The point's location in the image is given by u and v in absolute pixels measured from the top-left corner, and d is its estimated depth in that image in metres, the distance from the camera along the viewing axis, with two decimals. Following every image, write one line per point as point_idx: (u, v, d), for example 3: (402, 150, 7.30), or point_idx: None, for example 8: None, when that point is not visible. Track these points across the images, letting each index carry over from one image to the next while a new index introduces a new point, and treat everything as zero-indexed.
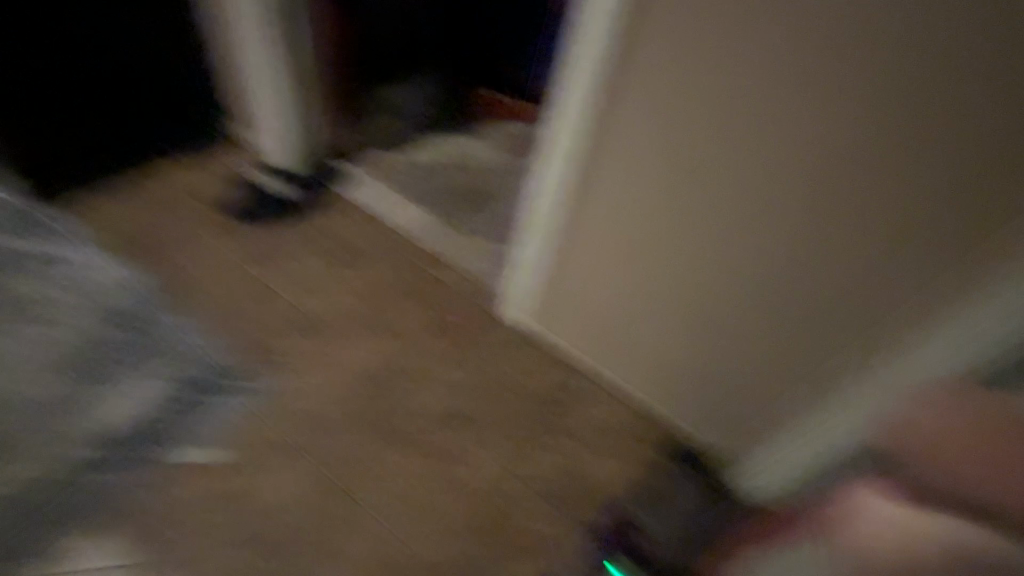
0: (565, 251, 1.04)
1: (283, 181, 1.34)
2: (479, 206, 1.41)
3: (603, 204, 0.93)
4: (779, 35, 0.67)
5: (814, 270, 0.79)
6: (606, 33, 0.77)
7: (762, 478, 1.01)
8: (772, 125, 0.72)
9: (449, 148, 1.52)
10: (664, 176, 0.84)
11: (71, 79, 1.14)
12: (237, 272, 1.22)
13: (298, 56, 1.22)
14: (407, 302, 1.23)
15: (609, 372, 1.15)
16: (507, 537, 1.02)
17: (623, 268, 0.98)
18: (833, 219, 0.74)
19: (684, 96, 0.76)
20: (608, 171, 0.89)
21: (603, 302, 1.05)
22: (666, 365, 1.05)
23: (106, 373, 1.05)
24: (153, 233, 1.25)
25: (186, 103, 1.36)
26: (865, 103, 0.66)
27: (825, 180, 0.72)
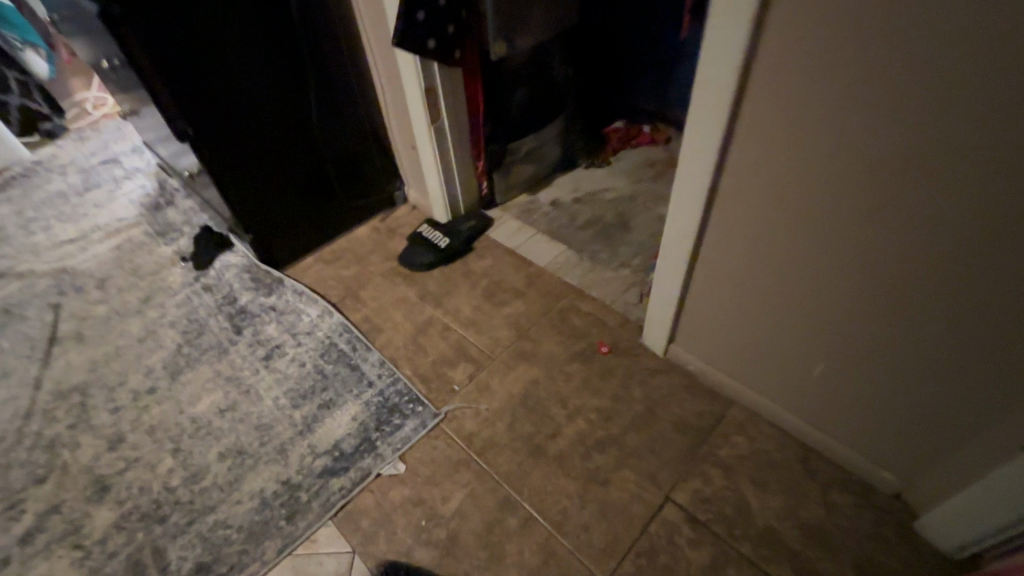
0: (703, 275, 1.07)
1: (442, 234, 1.63)
2: (619, 241, 1.62)
3: (740, 225, 0.94)
4: (889, 69, 0.65)
5: (969, 302, 0.74)
6: (728, 61, 0.76)
7: (970, 536, 0.88)
8: (915, 139, 0.67)
9: (588, 185, 1.85)
10: (808, 207, 0.83)
11: (283, 161, 1.52)
12: (417, 311, 1.48)
13: (459, 131, 1.55)
14: (554, 332, 1.37)
15: (763, 397, 1.14)
16: (678, 561, 0.98)
17: (767, 287, 0.97)
18: (985, 232, 0.68)
19: (812, 131, 0.75)
20: (741, 192, 0.90)
21: (750, 322, 1.05)
22: (824, 392, 1.02)
23: (321, 396, 1.28)
24: (355, 282, 1.58)
25: (375, 180, 1.76)
26: (982, 134, 0.62)
27: (970, 209, 0.67)
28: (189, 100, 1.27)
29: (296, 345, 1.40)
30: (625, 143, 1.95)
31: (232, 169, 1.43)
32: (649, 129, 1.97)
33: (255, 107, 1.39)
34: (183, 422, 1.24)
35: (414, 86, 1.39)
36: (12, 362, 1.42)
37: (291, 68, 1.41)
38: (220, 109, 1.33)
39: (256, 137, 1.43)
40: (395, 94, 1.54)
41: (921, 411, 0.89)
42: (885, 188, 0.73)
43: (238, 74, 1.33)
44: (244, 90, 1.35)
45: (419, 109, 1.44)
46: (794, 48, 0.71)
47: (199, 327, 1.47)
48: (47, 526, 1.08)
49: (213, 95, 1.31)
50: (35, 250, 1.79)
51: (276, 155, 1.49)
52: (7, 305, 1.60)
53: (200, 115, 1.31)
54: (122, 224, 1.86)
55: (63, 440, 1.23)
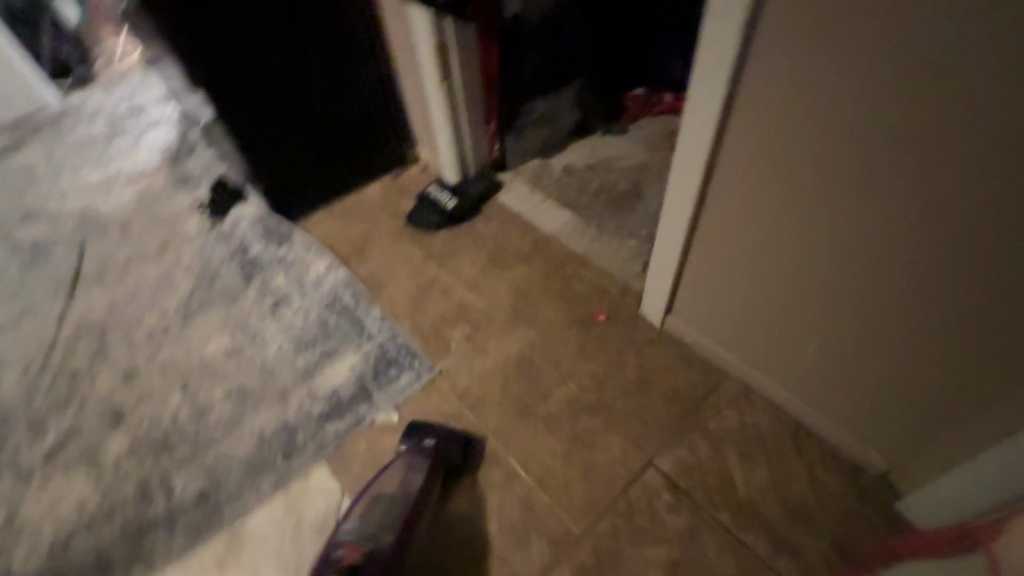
0: (701, 248, 1.04)
1: (450, 195, 1.62)
2: (629, 211, 1.60)
3: (739, 200, 0.90)
4: (895, 49, 0.60)
5: (963, 295, 0.72)
6: (729, 27, 0.71)
7: (933, 508, 0.90)
8: (918, 122, 0.63)
9: (602, 153, 1.81)
10: (805, 188, 0.79)
11: (294, 113, 1.52)
12: (421, 271, 1.49)
13: (471, 92, 1.52)
14: (554, 297, 1.38)
15: (754, 373, 1.13)
16: (651, 523, 1.01)
17: (764, 264, 0.95)
18: (984, 225, 0.64)
19: (810, 110, 0.71)
20: (740, 165, 0.85)
21: (746, 297, 1.03)
22: (815, 372, 1.01)
23: (322, 347, 1.31)
24: (363, 239, 1.61)
25: (387, 138, 1.75)
26: (985, 123, 0.58)
27: (969, 200, 0.64)
28: (194, 40, 1.27)
29: (301, 297, 1.44)
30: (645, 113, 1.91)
31: (243, 118, 1.44)
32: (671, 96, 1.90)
33: (263, 55, 1.38)
34: (193, 362, 1.31)
35: (426, 41, 1.37)
36: (40, 297, 1.51)
37: (299, 16, 1.38)
38: (229, 54, 1.33)
39: (265, 87, 1.43)
40: (407, 49, 1.51)
41: (913, 395, 0.87)
42: (888, 168, 0.69)
43: (246, 19, 1.31)
44: (250, 37, 1.34)
45: (430, 65, 1.42)
46: (799, 16, 0.65)
47: (212, 274, 1.52)
48: (65, 448, 1.17)
49: (223, 44, 1.31)
50: (64, 193, 1.87)
51: (285, 107, 1.49)
52: (37, 243, 1.68)
53: (211, 66, 1.32)
54: (145, 171, 1.92)
55: (83, 372, 1.31)
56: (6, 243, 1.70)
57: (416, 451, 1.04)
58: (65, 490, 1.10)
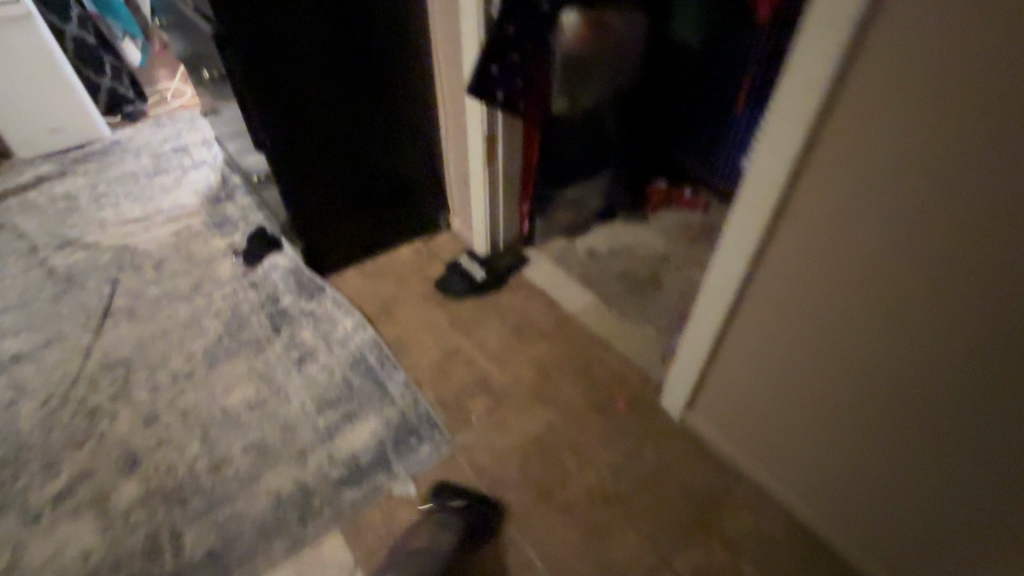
0: (733, 339, 1.07)
1: (479, 266, 1.70)
2: (650, 298, 1.67)
3: (778, 295, 0.94)
4: (929, 206, 0.70)
5: (983, 426, 0.77)
6: (778, 165, 0.81)
7: None
8: (946, 268, 0.71)
9: (624, 239, 1.91)
10: (835, 311, 0.87)
11: (344, 177, 1.61)
12: (447, 338, 1.53)
13: (510, 173, 1.62)
14: (574, 379, 1.41)
15: (768, 477, 1.16)
16: None
17: (797, 358, 0.97)
18: (1005, 365, 0.71)
19: (847, 244, 0.80)
20: (782, 263, 0.90)
21: (775, 391, 1.05)
22: (831, 483, 1.04)
23: (344, 407, 1.33)
24: (391, 300, 1.66)
25: (422, 205, 1.84)
26: (1007, 280, 0.66)
27: (993, 341, 0.71)
28: (265, 106, 1.37)
29: (326, 353, 1.47)
30: (666, 205, 2.02)
31: (295, 176, 1.52)
32: (691, 192, 2.03)
33: (323, 123, 1.48)
34: (215, 410, 1.31)
35: (476, 127, 1.48)
36: (69, 328, 1.53)
37: (363, 92, 1.50)
38: (294, 120, 1.43)
39: (320, 152, 1.52)
40: (456, 130, 1.63)
41: (948, 501, 0.87)
42: (931, 277, 0.73)
43: (316, 92, 1.43)
44: (316, 106, 1.45)
45: (478, 148, 1.53)
46: (844, 165, 0.75)
47: (241, 321, 1.56)
48: (76, 490, 1.16)
49: (289, 113, 1.41)
50: (102, 224, 1.92)
51: (335, 170, 1.58)
52: (71, 273, 1.72)
53: (276, 130, 1.41)
54: (184, 211, 1.98)
55: (103, 410, 1.31)
56: (41, 269, 1.74)
57: (449, 511, 1.10)
58: (72, 536, 1.09)
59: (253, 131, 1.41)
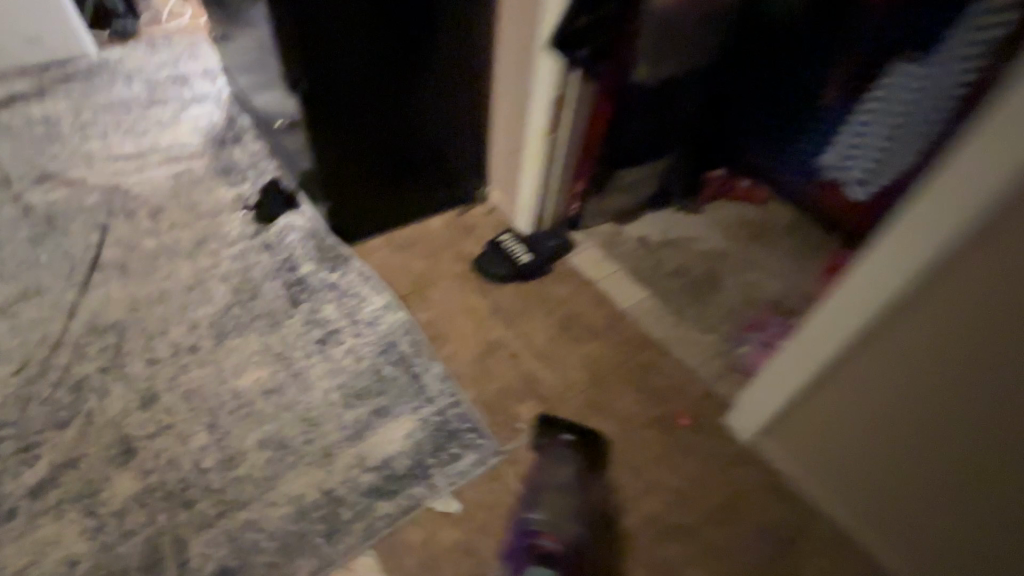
0: (855, 360, 0.93)
1: (525, 248, 1.52)
2: (708, 301, 1.53)
3: (925, 329, 0.82)
4: None
5: None
6: (980, 189, 0.68)
7: None
8: None
9: (677, 230, 1.75)
10: (993, 365, 0.76)
11: (382, 131, 1.38)
12: (487, 328, 1.37)
13: (571, 146, 1.43)
14: (631, 388, 1.27)
15: (841, 514, 1.08)
16: None
17: (931, 398, 0.85)
18: None
19: None
20: (961, 284, 0.75)
21: (896, 423, 0.92)
22: (920, 533, 0.96)
23: (375, 402, 1.17)
24: (425, 278, 1.47)
25: (461, 172, 1.63)
26: None
27: None
28: (305, 37, 1.12)
29: (352, 335, 1.29)
30: (721, 195, 1.89)
31: (328, 124, 1.29)
32: (748, 183, 1.90)
33: (369, 65, 1.24)
34: (223, 394, 1.14)
35: (546, 90, 1.28)
36: (49, 280, 1.31)
37: (419, 34, 1.27)
38: (336, 58, 1.19)
39: (360, 100, 1.29)
40: (515, 90, 1.41)
41: None
42: None
43: (366, 26, 1.18)
44: (364, 45, 1.21)
45: (541, 115, 1.33)
46: None
47: (252, 288, 1.36)
48: (60, 480, 0.98)
49: (327, 54, 1.18)
50: (89, 159, 1.67)
51: (373, 124, 1.35)
52: (51, 213, 1.48)
53: (314, 71, 1.18)
54: (184, 152, 1.73)
55: (91, 384, 1.12)
56: (15, 205, 1.50)
57: (560, 446, 1.11)
58: (55, 538, 0.92)
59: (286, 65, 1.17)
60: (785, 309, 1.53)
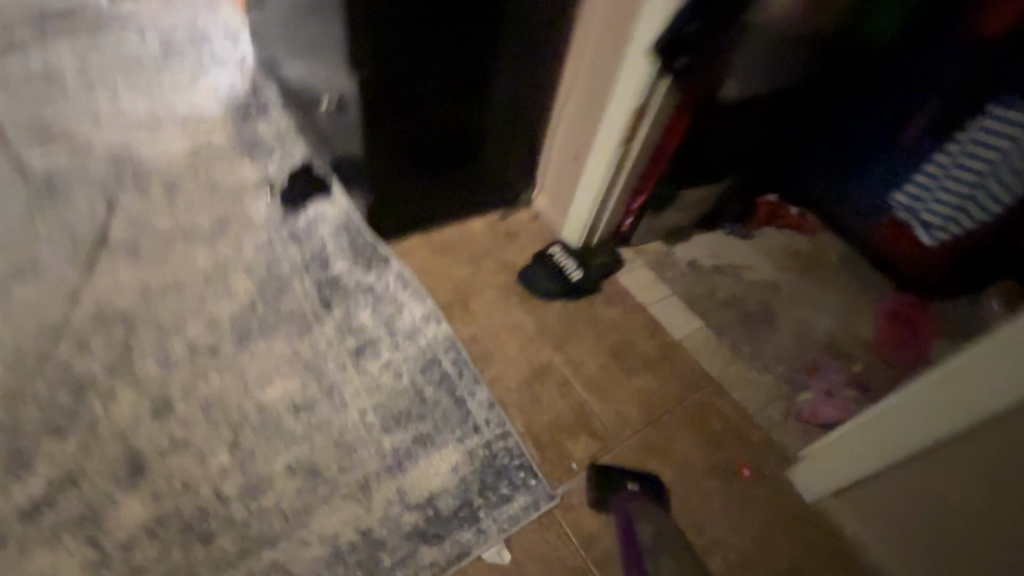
0: (971, 442, 0.84)
1: (576, 263, 1.40)
2: (762, 337, 1.44)
3: None
4: None
5: None
6: None
7: None
8: None
9: (728, 256, 1.65)
10: None
11: (436, 114, 1.24)
12: (535, 349, 1.25)
13: (639, 159, 1.31)
14: (689, 430, 1.18)
15: None
16: None
17: None
18: None
19: None
20: None
21: (993, 516, 0.84)
22: None
23: (416, 428, 1.05)
24: (466, 287, 1.35)
25: (509, 173, 1.50)
26: None
27: None
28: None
29: (390, 348, 1.16)
30: (769, 223, 1.76)
31: (382, 100, 1.14)
32: (797, 212, 1.77)
33: (439, 50, 1.12)
34: (248, 408, 1.00)
35: (636, 86, 1.15)
36: (48, 257, 1.16)
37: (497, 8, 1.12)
38: (409, 36, 1.07)
39: (423, 75, 1.14)
40: (592, 83, 1.28)
41: None
42: None
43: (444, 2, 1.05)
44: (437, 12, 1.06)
45: (622, 113, 1.20)
46: None
47: (280, 285, 1.22)
48: (60, 502, 0.85)
49: (403, 33, 1.06)
50: (96, 118, 1.49)
51: (428, 104, 1.21)
52: (53, 179, 1.31)
53: (384, 50, 1.07)
54: (203, 122, 1.56)
55: (96, 386, 0.98)
56: (10, 166, 1.33)
57: (619, 500, 1.02)
58: (52, 572, 0.80)
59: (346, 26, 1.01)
60: (840, 351, 1.45)
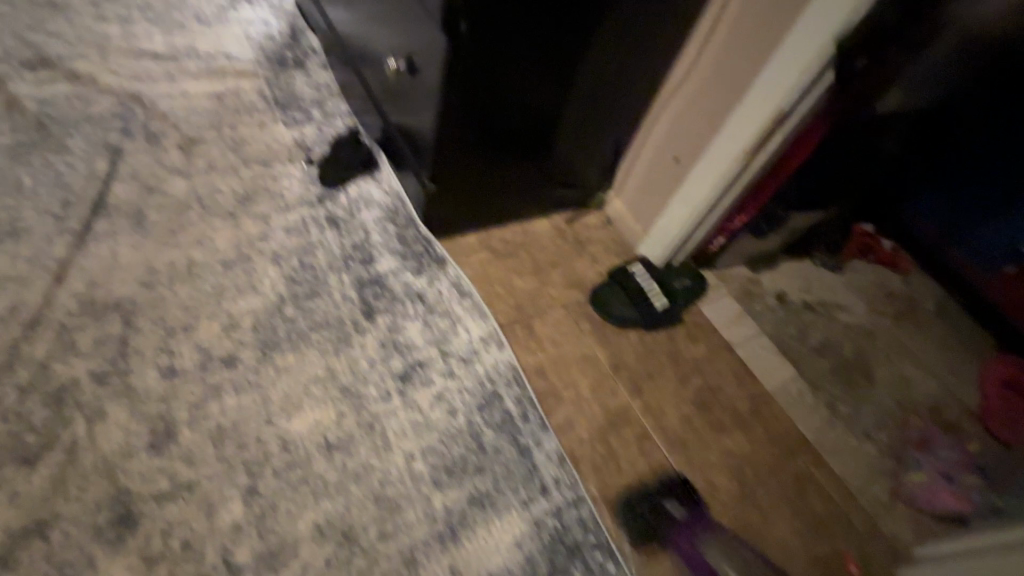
0: None
1: (658, 288, 1.18)
2: (862, 395, 1.24)
3: None
4: None
5: None
6: None
7: None
8: None
9: (820, 288, 1.41)
10: None
11: (527, 86, 1.00)
12: (608, 390, 1.05)
13: (759, 173, 1.10)
14: (784, 509, 1.01)
15: None
16: None
17: None
18: None
19: None
20: None
21: None
22: None
23: (474, 485, 0.85)
24: (531, 303, 1.14)
25: (586, 171, 1.27)
26: None
27: None
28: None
29: (441, 374, 0.95)
30: (858, 254, 1.50)
31: (472, 54, 0.89)
32: (891, 245, 1.52)
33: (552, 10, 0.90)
34: (269, 442, 0.80)
35: (807, 66, 0.91)
36: (31, 217, 0.92)
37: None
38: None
39: (525, 38, 0.91)
40: (724, 63, 1.02)
41: None
42: None
43: None
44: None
45: (764, 113, 0.98)
46: None
47: (314, 281, 1.00)
48: (20, 560, 0.65)
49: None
50: (102, 46, 1.23)
51: (522, 71, 0.97)
52: (43, 115, 1.07)
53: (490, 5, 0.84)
54: (230, 66, 1.30)
55: (78, 398, 0.76)
56: None
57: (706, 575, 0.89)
58: None
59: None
60: (946, 421, 1.24)
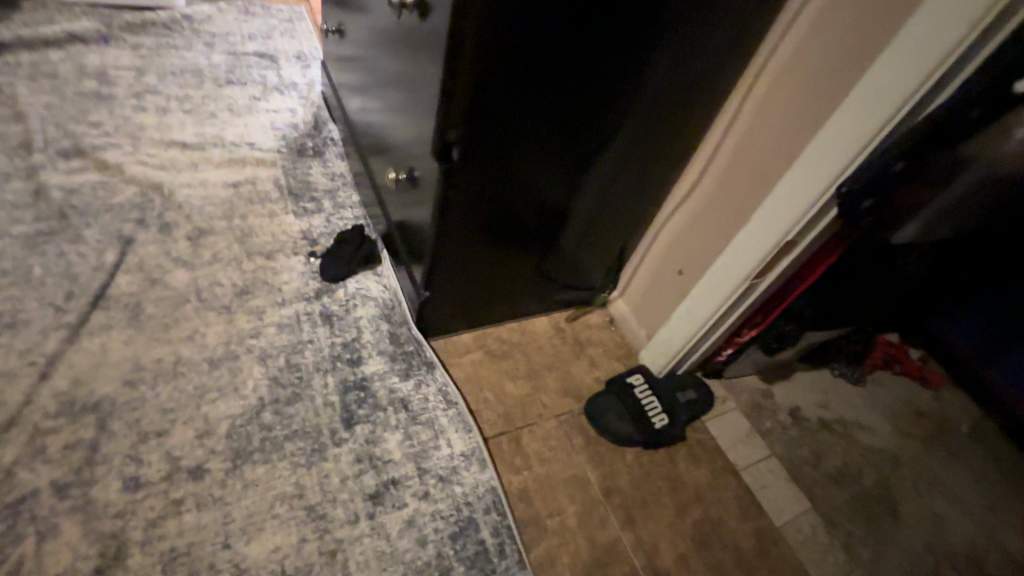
0: None
1: (661, 407, 1.13)
2: (890, 537, 1.10)
3: None
4: None
5: None
6: None
7: None
8: None
9: (842, 404, 1.31)
10: None
11: (528, 199, 0.99)
12: (596, 521, 0.98)
13: (767, 292, 1.04)
14: None
15: None
16: None
17: None
18: None
19: None
20: None
21: None
22: None
23: None
24: (522, 414, 1.09)
25: (590, 274, 1.24)
26: None
27: None
28: (497, 44, 0.73)
29: (416, 497, 0.90)
30: (884, 365, 1.39)
31: (466, 174, 0.89)
32: (919, 358, 1.44)
33: (553, 136, 0.89)
34: (222, 571, 0.77)
35: (809, 201, 0.87)
36: (32, 307, 0.95)
37: (641, 81, 0.87)
38: (522, 117, 0.83)
39: (524, 161, 0.91)
40: (731, 181, 1.00)
41: None
42: None
43: (574, 88, 0.83)
44: (561, 73, 0.80)
45: (767, 241, 0.94)
46: None
47: (297, 382, 0.98)
48: None
49: (520, 118, 0.84)
50: (136, 137, 1.31)
51: (521, 189, 0.96)
52: (66, 204, 1.12)
53: (484, 135, 0.84)
54: (251, 156, 1.36)
55: (35, 511, 0.76)
56: (26, 181, 1.15)
57: None
58: None
59: (450, 87, 0.77)
60: None
